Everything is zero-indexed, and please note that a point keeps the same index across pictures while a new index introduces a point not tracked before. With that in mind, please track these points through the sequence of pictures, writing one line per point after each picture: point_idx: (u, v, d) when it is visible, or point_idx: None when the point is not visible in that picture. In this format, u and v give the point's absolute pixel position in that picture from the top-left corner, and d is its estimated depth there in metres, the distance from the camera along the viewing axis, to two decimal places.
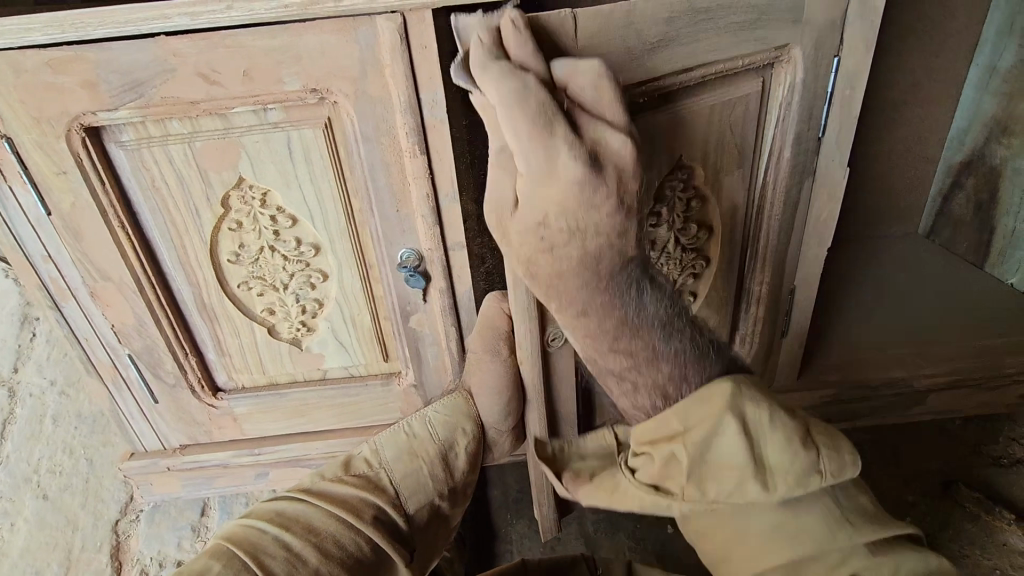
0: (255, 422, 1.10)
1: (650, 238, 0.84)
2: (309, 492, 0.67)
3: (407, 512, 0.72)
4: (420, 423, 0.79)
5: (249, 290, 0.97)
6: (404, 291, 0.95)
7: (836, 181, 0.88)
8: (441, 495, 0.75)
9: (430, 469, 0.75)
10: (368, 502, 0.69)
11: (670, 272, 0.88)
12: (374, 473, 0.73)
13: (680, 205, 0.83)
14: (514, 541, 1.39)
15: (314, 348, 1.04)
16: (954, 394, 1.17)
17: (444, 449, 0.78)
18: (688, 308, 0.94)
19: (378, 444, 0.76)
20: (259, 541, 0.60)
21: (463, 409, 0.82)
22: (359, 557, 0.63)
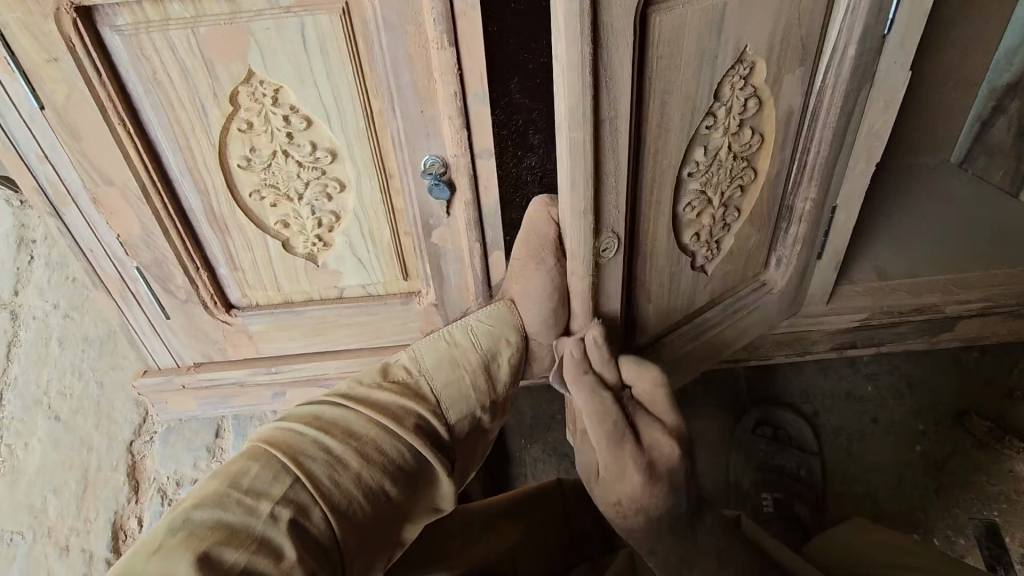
0: (270, 340, 1.07)
1: (703, 144, 0.78)
2: (348, 396, 0.64)
3: (449, 423, 0.68)
4: (462, 332, 0.76)
5: (261, 200, 0.92)
6: (427, 202, 0.90)
7: (896, 88, 0.82)
8: (484, 406, 0.72)
9: (472, 378, 0.71)
10: (410, 410, 0.65)
11: (718, 184, 0.83)
12: (415, 381, 0.69)
13: (738, 106, 0.77)
14: (529, 465, 1.41)
15: (330, 264, 0.99)
16: (985, 321, 1.16)
17: (486, 359, 0.74)
18: (732, 226, 0.89)
19: (418, 352, 0.72)
20: (298, 444, 0.56)
21: (507, 319, 0.80)
22: (400, 463, 0.60)
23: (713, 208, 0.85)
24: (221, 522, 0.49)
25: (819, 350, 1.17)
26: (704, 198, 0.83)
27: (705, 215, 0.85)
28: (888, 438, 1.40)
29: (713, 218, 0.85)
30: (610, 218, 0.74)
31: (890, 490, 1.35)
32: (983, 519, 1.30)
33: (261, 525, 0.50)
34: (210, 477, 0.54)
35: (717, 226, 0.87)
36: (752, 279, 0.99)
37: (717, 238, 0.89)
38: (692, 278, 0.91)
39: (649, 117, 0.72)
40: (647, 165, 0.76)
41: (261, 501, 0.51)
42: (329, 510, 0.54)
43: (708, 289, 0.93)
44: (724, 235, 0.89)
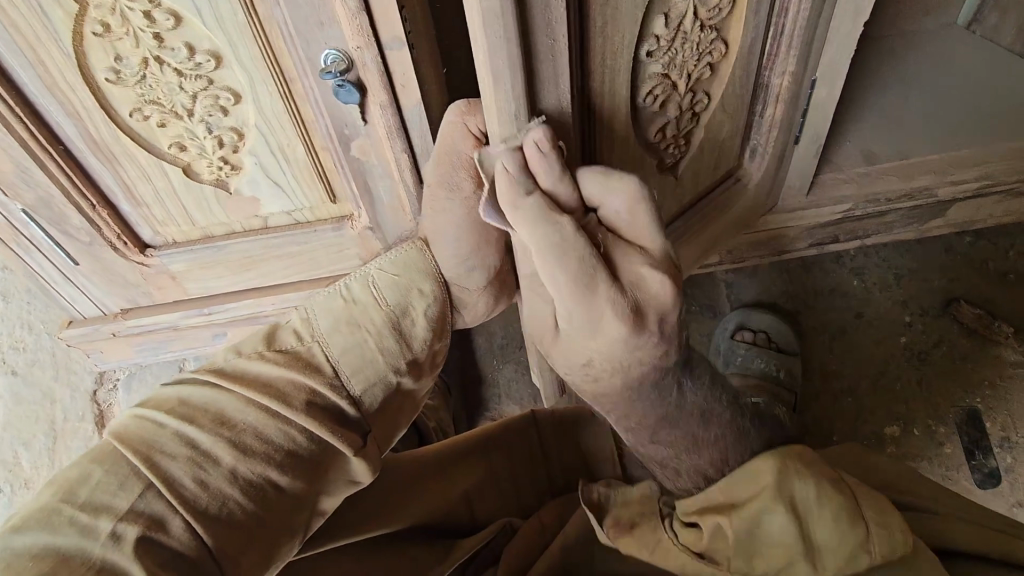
0: (198, 279, 0.98)
1: (665, 11, 0.61)
2: (222, 373, 0.54)
3: (354, 396, 0.58)
4: (362, 284, 0.61)
5: (144, 119, 0.79)
6: (337, 109, 0.77)
7: None
8: (399, 371, 0.60)
9: (377, 342, 0.59)
10: (299, 386, 0.54)
11: (684, 63, 0.66)
12: (307, 348, 0.57)
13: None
14: (502, 384, 1.37)
15: (245, 190, 0.88)
16: (980, 203, 1.05)
17: (394, 315, 0.61)
18: (701, 115, 0.74)
19: (310, 312, 0.59)
20: (153, 437, 0.49)
21: (418, 265, 0.64)
22: (293, 454, 0.52)
23: (680, 97, 0.69)
24: (50, 548, 0.43)
25: (799, 248, 1.09)
26: (669, 83, 0.67)
27: (671, 106, 0.69)
28: (872, 333, 1.35)
29: (680, 109, 0.70)
30: (551, 119, 0.56)
31: (872, 383, 1.31)
32: (965, 407, 1.27)
33: (99, 549, 0.44)
34: (50, 486, 0.48)
35: (686, 117, 0.72)
36: (725, 173, 0.88)
37: (686, 132, 0.75)
38: (659, 182, 0.77)
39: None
40: (595, 44, 0.58)
41: (99, 518, 0.45)
42: (191, 516, 0.47)
43: (676, 192, 0.81)
44: (693, 127, 0.75)
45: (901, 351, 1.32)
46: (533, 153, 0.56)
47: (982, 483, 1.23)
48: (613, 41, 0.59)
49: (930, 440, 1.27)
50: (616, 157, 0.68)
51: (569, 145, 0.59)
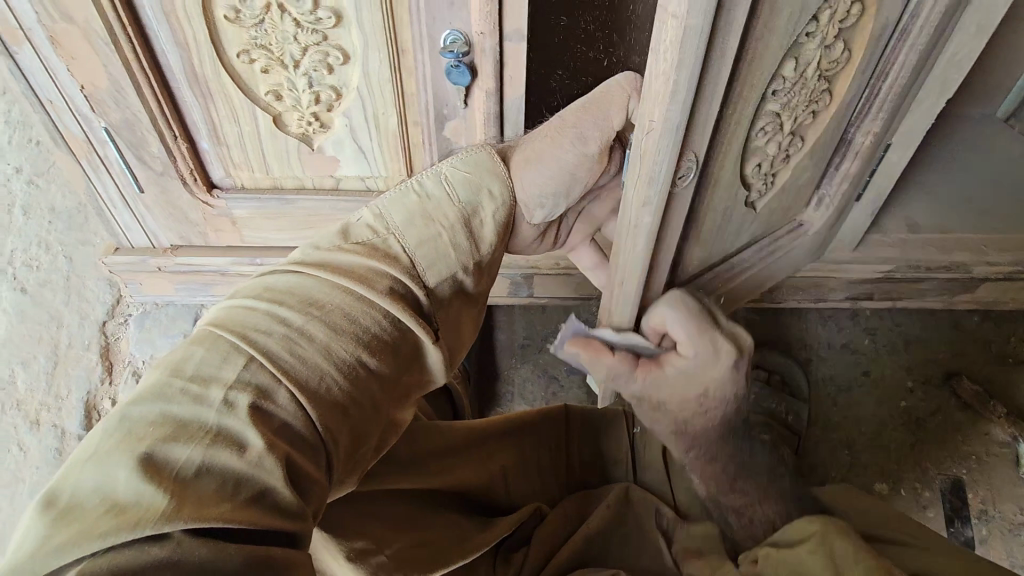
0: (256, 228, 0.98)
1: (798, 55, 0.59)
2: (303, 261, 0.50)
3: (428, 287, 0.53)
4: (434, 179, 0.57)
5: (250, 63, 0.79)
6: (443, 87, 0.79)
7: (997, 11, 0.70)
8: (468, 269, 0.55)
9: (449, 239, 0.54)
10: (378, 271, 0.50)
11: (798, 108, 0.66)
12: (381, 238, 0.53)
13: (842, 13, 0.59)
14: (517, 383, 1.39)
15: (327, 149, 0.89)
16: (1007, 286, 1.11)
17: (464, 214, 0.56)
18: (792, 157, 0.75)
19: (381, 210, 0.55)
20: (244, 318, 0.45)
21: (488, 165, 0.58)
22: (377, 335, 0.48)
23: (782, 139, 0.69)
24: (166, 416, 0.39)
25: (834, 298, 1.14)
26: (779, 122, 0.65)
27: (770, 148, 0.68)
28: (876, 392, 1.40)
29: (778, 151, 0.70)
30: (694, 140, 0.56)
31: (869, 440, 1.37)
32: (951, 475, 1.34)
33: (214, 416, 0.40)
34: (155, 370, 0.44)
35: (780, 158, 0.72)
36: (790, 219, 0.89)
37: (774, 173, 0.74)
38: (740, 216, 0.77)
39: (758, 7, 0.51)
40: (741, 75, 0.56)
41: (209, 387, 0.41)
42: (294, 390, 0.43)
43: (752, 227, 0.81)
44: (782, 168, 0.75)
45: (900, 414, 1.39)
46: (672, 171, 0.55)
47: None
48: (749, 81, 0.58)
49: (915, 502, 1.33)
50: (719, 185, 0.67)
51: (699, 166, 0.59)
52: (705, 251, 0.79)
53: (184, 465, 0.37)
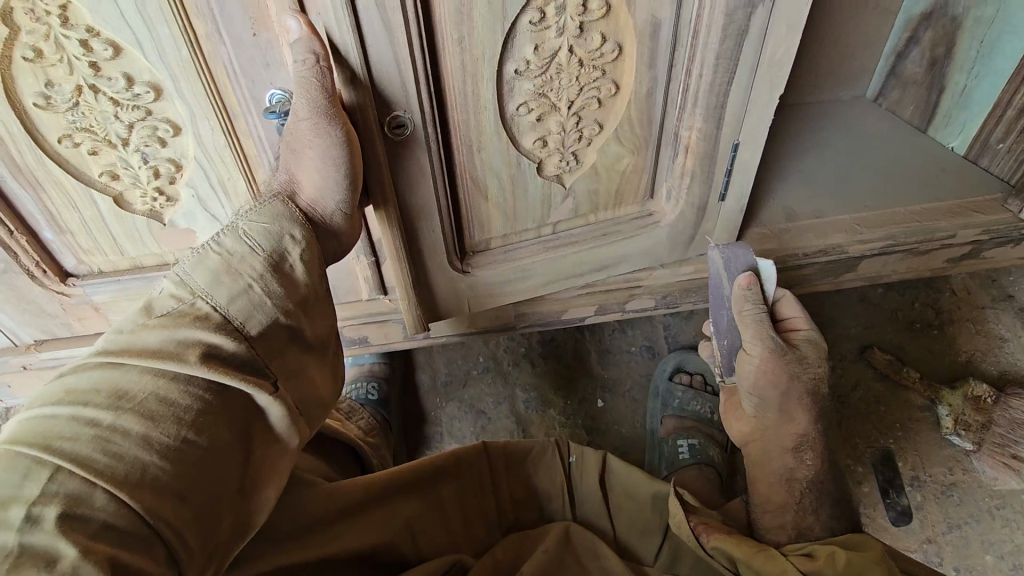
0: (122, 312, 0.93)
1: (535, 42, 0.69)
2: (108, 351, 0.52)
3: (251, 338, 0.57)
4: (233, 238, 0.60)
5: (75, 147, 0.76)
6: (282, 147, 0.78)
7: (797, 10, 0.72)
8: (289, 311, 0.60)
9: (262, 287, 0.59)
10: (191, 341, 0.54)
11: (563, 86, 0.74)
12: (192, 305, 0.56)
13: (575, 8, 0.67)
14: (444, 422, 1.36)
15: (179, 222, 0.86)
16: (885, 261, 1.13)
17: (272, 260, 0.61)
18: (592, 140, 0.81)
19: (182, 274, 0.58)
20: (49, 430, 0.47)
21: (281, 211, 0.65)
22: (203, 409, 0.52)
23: (560, 118, 0.77)
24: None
25: None
26: (544, 101, 0.75)
27: (551, 123, 0.77)
28: None
29: (560, 128, 0.78)
30: (395, 96, 0.67)
31: None
32: (879, 447, 1.35)
33: (14, 537, 0.41)
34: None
35: (572, 137, 0.80)
36: (638, 208, 0.94)
37: (575, 154, 0.82)
38: (542, 189, 0.85)
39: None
40: (448, 55, 0.67)
41: (9, 509, 0.42)
42: (114, 489, 0.46)
43: (568, 204, 0.88)
44: (584, 151, 0.82)
45: None
46: (375, 117, 0.68)
47: (895, 520, 1.28)
48: (472, 56, 0.68)
49: (850, 479, 1.32)
50: (487, 150, 0.77)
51: (416, 118, 0.70)
52: (508, 217, 0.87)
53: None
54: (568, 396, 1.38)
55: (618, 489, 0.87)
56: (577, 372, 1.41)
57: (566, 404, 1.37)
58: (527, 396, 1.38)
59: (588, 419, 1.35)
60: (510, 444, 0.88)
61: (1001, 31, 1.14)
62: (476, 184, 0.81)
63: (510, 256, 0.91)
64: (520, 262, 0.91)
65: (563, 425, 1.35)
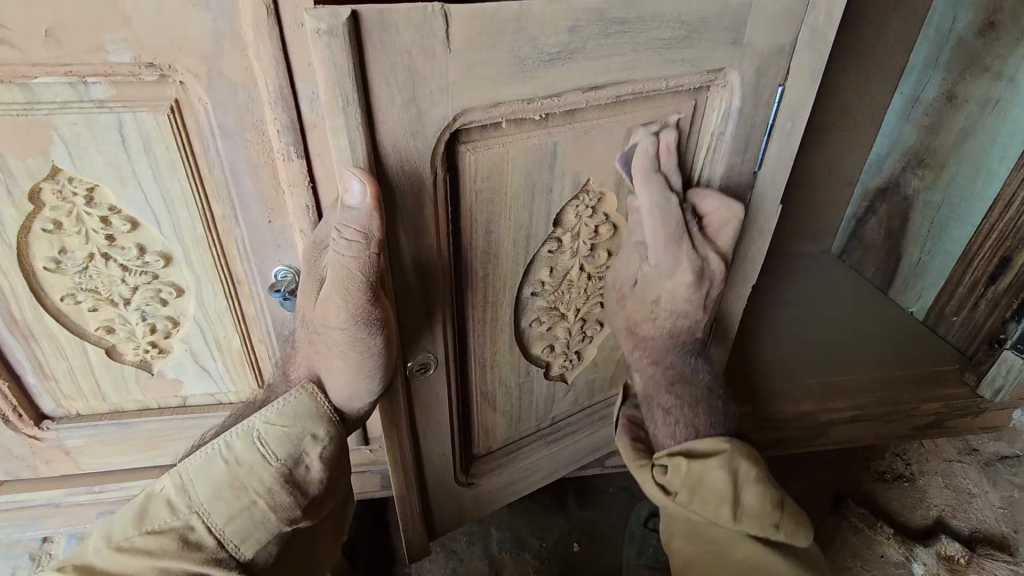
0: (93, 455, 0.91)
1: (549, 265, 0.73)
2: (88, 570, 0.56)
3: (242, 556, 0.59)
4: (245, 442, 0.61)
5: (76, 304, 0.78)
6: (280, 313, 0.80)
7: (767, 221, 0.81)
8: (293, 519, 0.62)
9: (267, 502, 0.60)
10: (174, 570, 0.55)
11: (573, 297, 0.78)
12: (184, 520, 0.58)
13: (587, 232, 0.73)
14: (414, 563, 1.30)
15: (168, 372, 0.86)
16: (856, 427, 1.16)
17: (286, 469, 0.61)
18: (594, 338, 0.84)
19: (186, 477, 0.60)
20: None
21: (307, 412, 0.63)
22: None
23: (567, 323, 0.80)
24: None
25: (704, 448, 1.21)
26: (555, 313, 0.78)
27: (558, 330, 0.80)
28: None
29: (566, 333, 0.80)
30: (422, 342, 0.68)
31: None
32: None
33: None
34: None
35: (576, 338, 0.82)
36: None
37: (577, 349, 0.84)
38: (547, 388, 0.85)
39: (469, 245, 0.67)
40: (476, 288, 0.70)
41: None
42: None
43: (568, 397, 0.88)
44: (585, 346, 0.84)
45: None
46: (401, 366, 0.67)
47: None
48: (495, 285, 0.71)
49: None
50: (499, 365, 0.78)
51: (440, 358, 0.70)
52: (513, 422, 0.86)
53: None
54: (544, 538, 1.34)
55: None
56: (554, 512, 1.38)
57: (542, 547, 1.33)
58: (502, 536, 1.34)
59: (564, 565, 1.31)
60: None
61: (946, 218, 1.27)
62: (487, 396, 0.80)
63: (513, 456, 0.89)
64: (520, 465, 0.88)
65: (536, 571, 1.30)
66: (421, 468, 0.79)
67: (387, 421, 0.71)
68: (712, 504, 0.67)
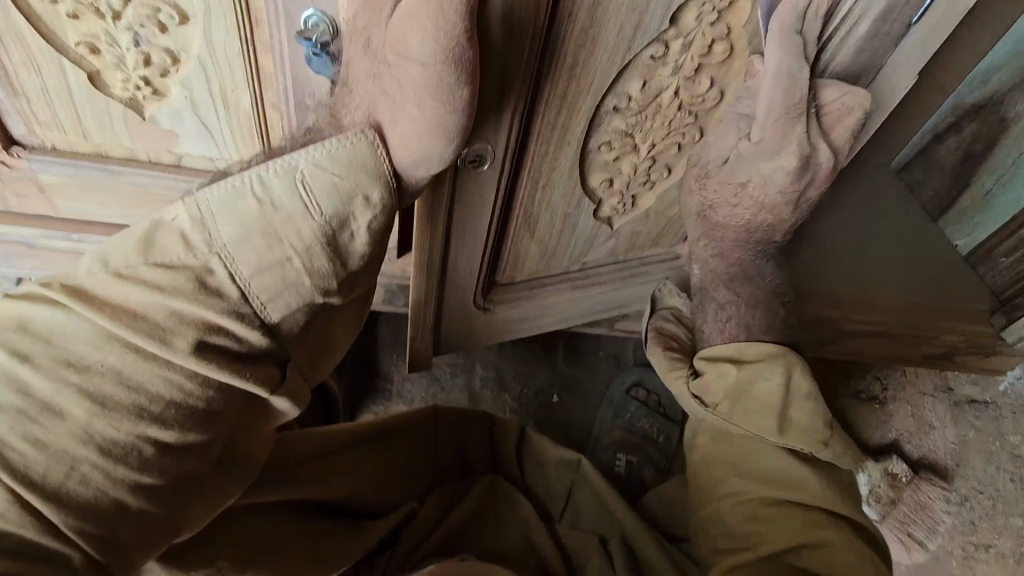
0: (73, 199, 0.82)
1: (644, 76, 0.59)
2: (80, 292, 0.45)
3: (270, 320, 0.50)
4: (286, 185, 0.49)
5: (51, 3, 0.61)
6: (304, 74, 0.67)
7: (893, 94, 0.62)
8: (328, 293, 0.51)
9: (304, 262, 0.49)
10: (188, 316, 0.45)
11: (653, 128, 0.64)
12: (202, 259, 0.47)
13: (700, 45, 0.58)
14: (396, 381, 1.32)
15: (162, 120, 0.74)
16: (868, 343, 1.15)
17: (330, 229, 0.50)
18: (655, 184, 0.73)
19: (208, 208, 0.47)
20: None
21: (365, 163, 0.51)
22: (182, 405, 0.46)
23: (636, 159, 0.67)
24: None
25: None
26: (629, 142, 0.65)
27: (625, 165, 0.67)
28: None
29: (633, 169, 0.68)
30: (483, 127, 0.56)
31: None
32: None
33: None
34: None
35: (638, 178, 0.71)
36: (662, 250, 0.86)
37: (633, 195, 0.73)
38: (590, 229, 0.75)
39: (564, 22, 0.51)
40: (555, 82, 0.56)
41: None
42: (47, 501, 0.40)
43: (609, 244, 0.79)
44: (642, 192, 0.73)
45: None
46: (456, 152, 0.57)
47: None
48: (578, 83, 0.57)
49: None
50: (552, 185, 0.67)
51: (498, 153, 0.59)
52: (546, 254, 0.77)
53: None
54: (526, 384, 1.36)
55: (531, 457, 0.93)
56: (540, 364, 1.38)
57: (522, 392, 1.36)
58: (485, 374, 1.36)
59: (540, 412, 1.35)
60: (455, 407, 0.88)
61: None
62: (529, 220, 0.71)
63: (536, 292, 0.82)
64: (540, 300, 0.83)
65: (512, 412, 1.34)
66: (444, 277, 0.74)
67: (423, 213, 0.63)
68: (757, 414, 0.68)
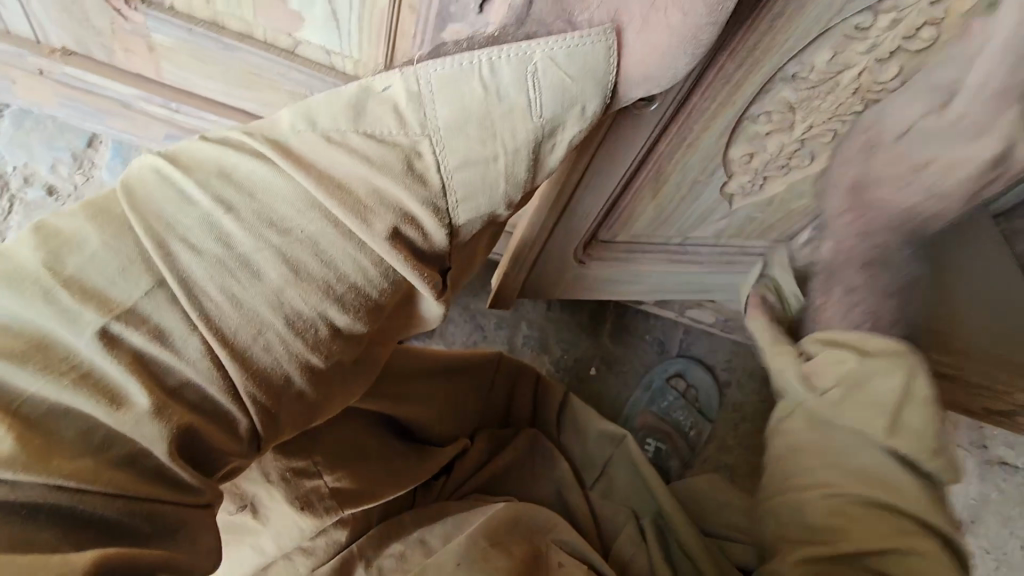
0: (179, 66, 0.78)
1: (837, 48, 0.55)
2: (287, 148, 0.47)
3: (455, 222, 0.53)
4: (513, 79, 0.51)
5: None
6: None
7: None
8: (508, 204, 0.56)
9: (508, 164, 0.53)
10: (388, 193, 0.48)
11: (817, 108, 0.61)
12: (413, 140, 0.50)
13: (908, 27, 0.53)
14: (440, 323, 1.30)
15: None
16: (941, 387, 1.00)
17: (540, 133, 0.53)
18: (790, 170, 0.70)
19: (428, 91, 0.51)
20: (177, 219, 0.41)
21: (592, 71, 0.52)
22: (362, 292, 0.45)
23: (785, 137, 0.64)
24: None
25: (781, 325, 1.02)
26: (787, 117, 0.62)
27: (773, 141, 0.65)
28: None
29: (778, 148, 0.66)
30: None
31: None
32: None
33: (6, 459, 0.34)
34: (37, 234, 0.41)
35: (779, 159, 0.68)
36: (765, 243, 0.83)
37: (767, 175, 0.70)
38: (711, 201, 0.73)
39: None
40: (750, 35, 0.52)
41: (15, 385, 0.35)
42: (218, 342, 0.39)
43: (721, 223, 0.78)
44: (777, 175, 0.70)
45: None
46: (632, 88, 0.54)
47: None
48: (769, 41, 0.53)
49: None
50: (697, 147, 0.65)
51: (669, 98, 0.57)
52: (659, 218, 0.76)
53: (28, 399, 0.35)
54: (567, 351, 1.34)
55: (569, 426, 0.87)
56: (585, 334, 1.35)
57: (562, 358, 1.33)
58: (529, 333, 1.34)
59: (577, 381, 1.33)
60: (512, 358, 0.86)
61: None
62: (659, 178, 0.69)
63: (634, 252, 0.83)
64: (636, 260, 0.84)
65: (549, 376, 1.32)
66: (563, 214, 0.73)
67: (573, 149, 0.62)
68: None
